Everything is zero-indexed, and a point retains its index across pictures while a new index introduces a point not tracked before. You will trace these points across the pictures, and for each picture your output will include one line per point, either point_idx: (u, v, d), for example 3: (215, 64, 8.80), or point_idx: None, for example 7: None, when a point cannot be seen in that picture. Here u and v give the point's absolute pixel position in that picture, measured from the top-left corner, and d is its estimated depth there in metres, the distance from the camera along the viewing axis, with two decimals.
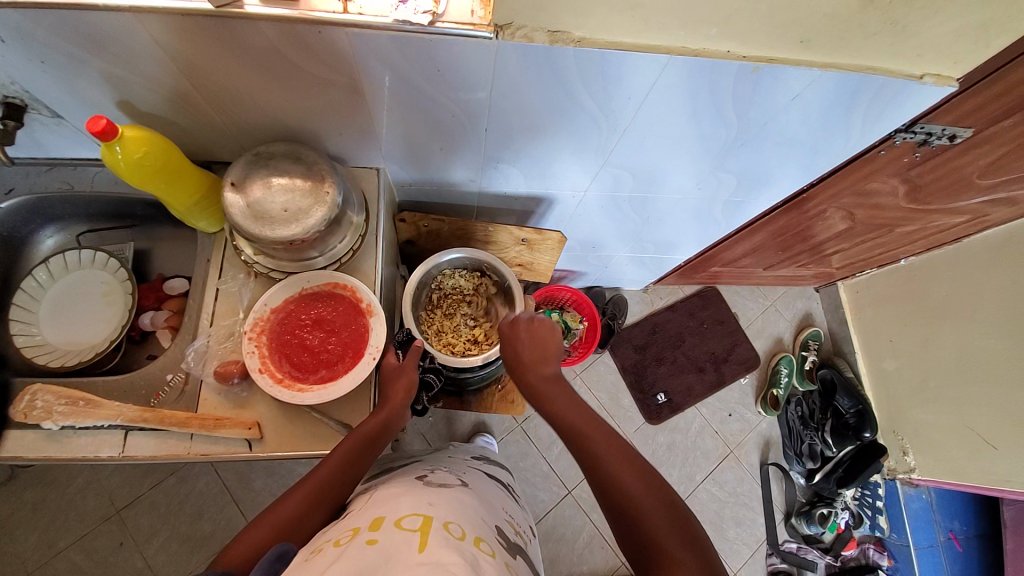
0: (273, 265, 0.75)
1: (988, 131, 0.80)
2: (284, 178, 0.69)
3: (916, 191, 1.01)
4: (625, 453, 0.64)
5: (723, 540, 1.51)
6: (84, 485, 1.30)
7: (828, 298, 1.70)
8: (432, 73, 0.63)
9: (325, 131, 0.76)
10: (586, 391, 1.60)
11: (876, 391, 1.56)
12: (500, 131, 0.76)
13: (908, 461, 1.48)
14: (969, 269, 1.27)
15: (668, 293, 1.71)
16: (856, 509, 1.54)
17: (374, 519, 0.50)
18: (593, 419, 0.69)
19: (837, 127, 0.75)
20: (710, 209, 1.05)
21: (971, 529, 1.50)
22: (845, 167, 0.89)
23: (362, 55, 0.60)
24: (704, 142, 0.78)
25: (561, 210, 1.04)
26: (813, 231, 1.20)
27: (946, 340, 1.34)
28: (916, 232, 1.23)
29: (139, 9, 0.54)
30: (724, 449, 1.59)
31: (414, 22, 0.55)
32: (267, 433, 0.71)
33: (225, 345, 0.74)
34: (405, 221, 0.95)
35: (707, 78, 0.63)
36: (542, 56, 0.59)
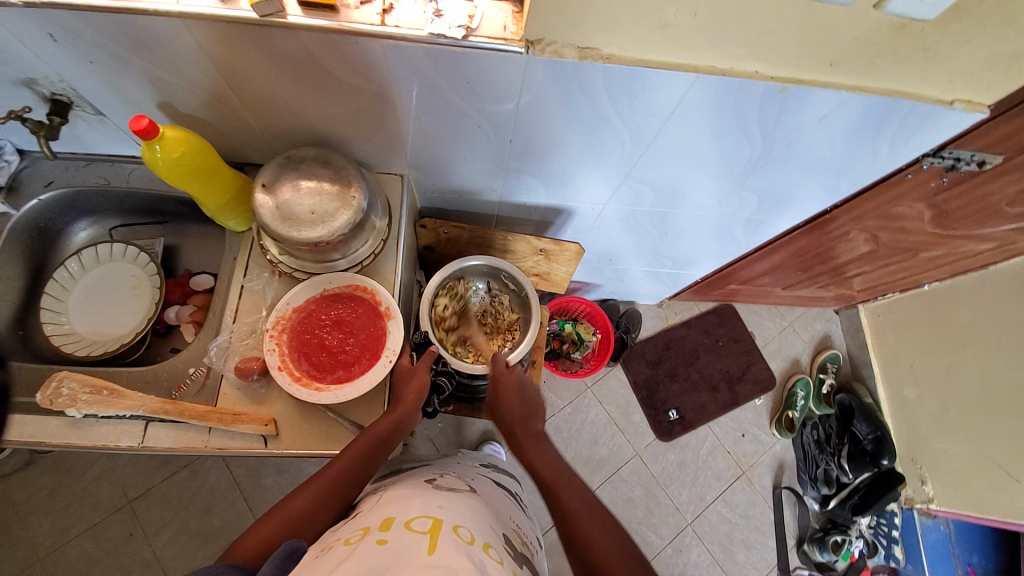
0: (297, 266, 0.77)
1: (1019, 158, 0.79)
2: (313, 181, 0.71)
3: (943, 216, 0.99)
4: (607, 522, 0.67)
5: (731, 564, 1.48)
6: (100, 473, 1.33)
7: (848, 321, 1.67)
8: (460, 85, 0.65)
9: (353, 137, 0.78)
10: (597, 404, 1.59)
11: (895, 418, 1.52)
12: (523, 144, 0.77)
13: (926, 491, 1.44)
14: (996, 297, 1.24)
15: (683, 308, 1.70)
16: (871, 537, 1.51)
17: (384, 520, 0.51)
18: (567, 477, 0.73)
19: (863, 149, 0.74)
20: (729, 226, 1.04)
21: (990, 563, 1.43)
22: (870, 189, 0.88)
23: (394, 66, 0.62)
24: (726, 161, 0.79)
25: (580, 222, 1.05)
26: (833, 252, 1.19)
27: (970, 369, 1.30)
28: (942, 258, 1.20)
29: (184, 15, 0.57)
30: (735, 470, 1.56)
31: (448, 36, 0.56)
32: (282, 430, 0.73)
33: (247, 342, 0.76)
34: (426, 227, 0.97)
35: (733, 98, 0.64)
36: (569, 71, 0.60)
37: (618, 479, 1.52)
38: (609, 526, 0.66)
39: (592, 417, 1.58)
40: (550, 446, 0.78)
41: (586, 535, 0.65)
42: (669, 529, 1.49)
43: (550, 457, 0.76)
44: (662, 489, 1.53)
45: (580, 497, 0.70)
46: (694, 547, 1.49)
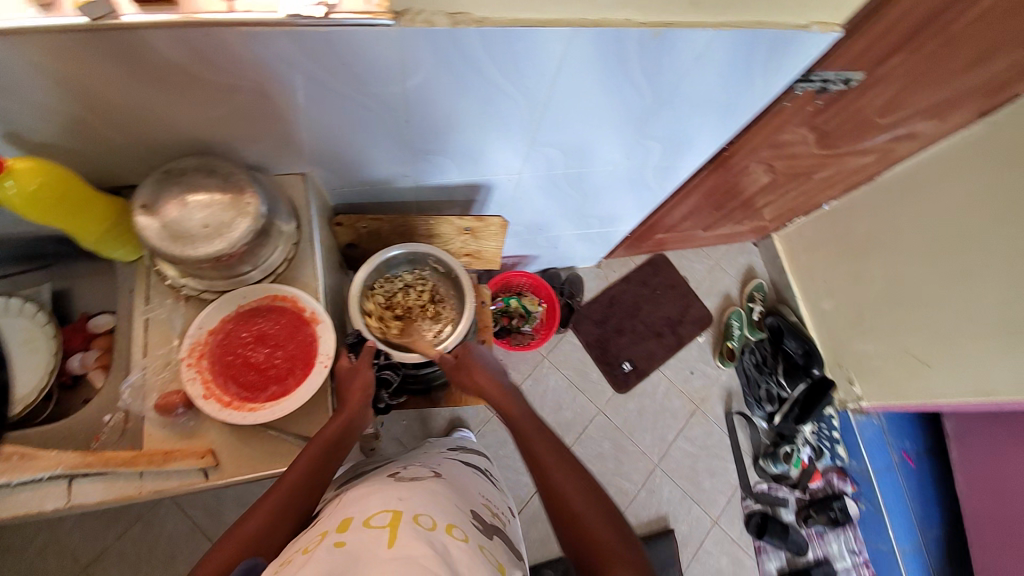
0: (205, 286, 0.72)
1: (877, 72, 0.87)
2: (202, 194, 0.66)
3: (826, 137, 1.08)
4: (574, 466, 0.67)
5: (700, 490, 1.59)
6: (40, 550, 1.21)
7: (766, 250, 1.80)
8: (338, 69, 0.62)
9: (239, 141, 0.73)
10: (555, 371, 1.63)
11: (818, 329, 1.66)
12: (423, 124, 0.76)
13: (855, 392, 1.59)
14: (882, 205, 1.38)
15: (620, 265, 1.76)
16: (815, 442, 1.64)
17: (342, 521, 0.50)
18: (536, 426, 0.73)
19: (742, 83, 0.79)
20: (642, 177, 1.08)
21: (920, 447, 1.60)
22: (758, 121, 0.94)
23: (263, 56, 0.59)
24: (623, 112, 0.81)
25: (501, 195, 1.05)
26: (741, 187, 1.27)
27: (873, 272, 1.43)
28: (833, 177, 1.31)
29: (5, 30, 0.51)
30: (690, 406, 1.66)
31: (306, 15, 0.54)
32: (223, 459, 0.69)
33: (164, 375, 0.71)
34: (342, 225, 0.94)
35: (612, 48, 0.65)
36: (447, 40, 0.59)
37: (586, 438, 1.58)
38: (573, 465, 0.67)
39: (552, 384, 1.61)
40: (517, 399, 0.78)
41: (551, 477, 0.66)
42: (640, 472, 1.57)
43: (518, 404, 0.77)
44: (628, 438, 1.60)
45: (543, 442, 0.70)
46: (665, 484, 1.58)
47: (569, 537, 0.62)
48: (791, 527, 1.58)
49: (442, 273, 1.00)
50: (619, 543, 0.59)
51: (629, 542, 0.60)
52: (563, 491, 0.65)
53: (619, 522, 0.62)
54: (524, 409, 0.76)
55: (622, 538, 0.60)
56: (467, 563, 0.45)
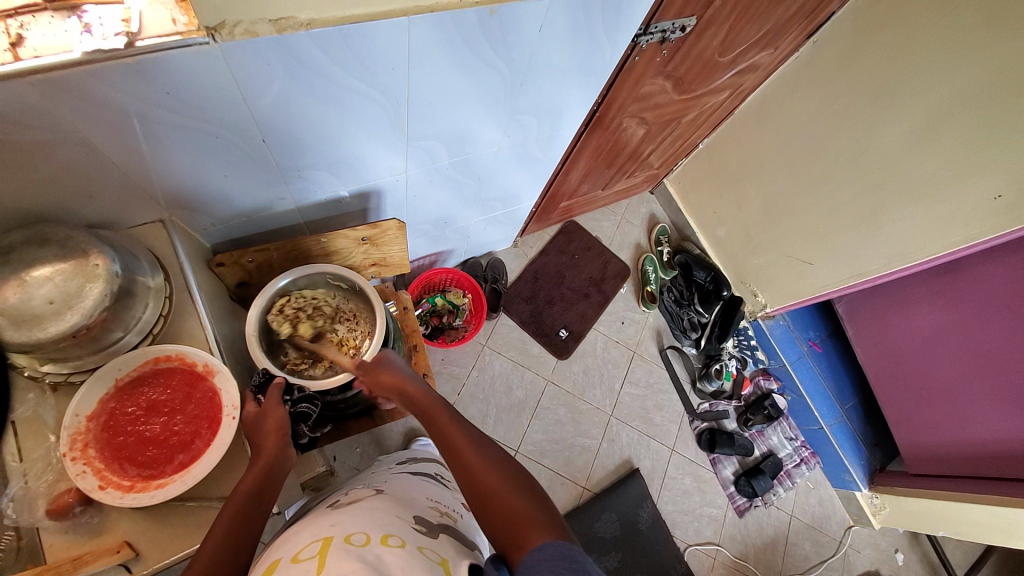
0: (72, 367, 0.65)
1: (707, 15, 0.94)
2: (39, 267, 0.58)
3: (681, 82, 1.16)
4: (498, 457, 0.65)
5: (654, 427, 1.70)
6: None
7: (663, 196, 1.92)
8: (166, 100, 0.57)
9: (74, 203, 0.65)
10: (497, 355, 1.65)
11: (720, 256, 1.81)
12: (284, 141, 0.72)
13: (760, 301, 1.75)
14: (746, 133, 1.51)
15: (535, 240, 1.80)
16: (739, 353, 1.84)
17: (271, 564, 0.47)
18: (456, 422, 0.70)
19: (590, 45, 0.82)
20: (528, 151, 1.10)
21: (823, 331, 1.77)
22: (617, 78, 0.99)
23: (72, 103, 0.52)
24: (487, 92, 0.82)
25: (393, 197, 1.02)
26: (623, 142, 1.33)
27: (752, 195, 1.58)
28: (700, 117, 1.42)
29: None
30: (629, 354, 1.76)
31: (107, 49, 0.48)
32: (143, 546, 0.63)
33: (48, 478, 0.63)
34: (224, 264, 0.86)
35: (454, 30, 0.65)
36: (277, 49, 0.56)
37: (542, 410, 1.62)
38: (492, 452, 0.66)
39: (498, 368, 1.63)
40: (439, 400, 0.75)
41: (470, 465, 0.64)
42: (598, 427, 1.65)
43: (437, 401, 0.75)
44: (580, 399, 1.66)
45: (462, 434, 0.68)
46: (623, 431, 1.66)
47: (489, 519, 0.59)
48: (735, 434, 1.76)
49: (346, 288, 0.97)
50: (541, 513, 0.57)
51: (551, 512, 0.58)
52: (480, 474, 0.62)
53: (535, 496, 0.60)
54: (443, 405, 0.74)
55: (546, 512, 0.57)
56: (401, 567, 0.45)
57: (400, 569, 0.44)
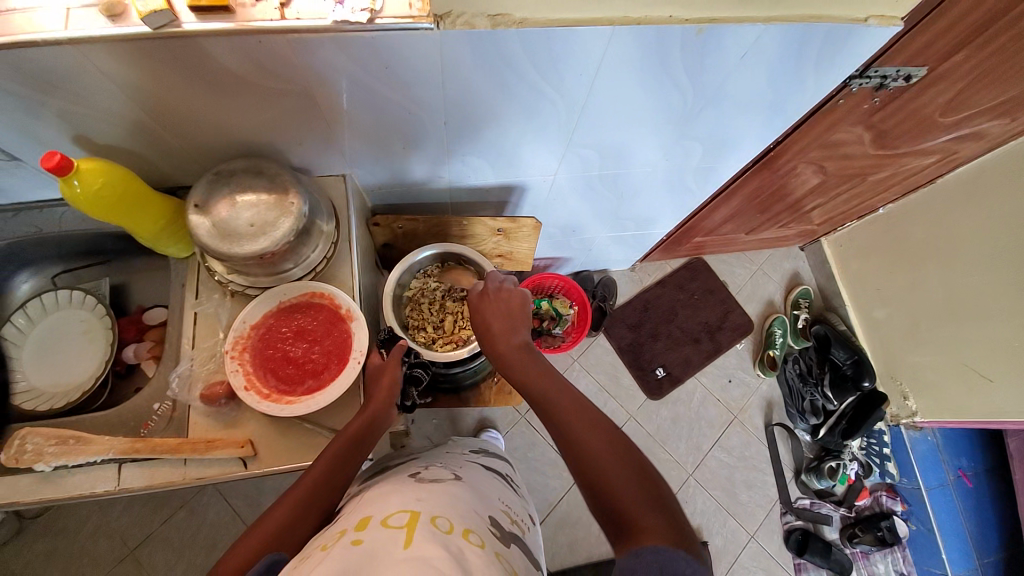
0: (249, 282, 0.76)
1: (942, 68, 0.81)
2: (248, 195, 0.69)
3: (882, 137, 1.02)
4: (601, 427, 0.62)
5: (737, 504, 1.53)
6: (96, 528, 1.30)
7: (813, 256, 1.71)
8: (380, 72, 0.63)
9: (283, 144, 0.76)
10: (586, 374, 1.61)
11: (870, 340, 1.57)
12: (460, 125, 0.76)
13: (910, 406, 1.51)
14: (946, 209, 1.28)
15: (655, 269, 1.72)
16: (864, 458, 1.55)
17: (361, 520, 0.51)
18: (555, 381, 0.67)
19: (791, 81, 0.75)
20: (681, 179, 1.05)
21: (978, 464, 1.53)
22: (807, 120, 0.90)
23: (308, 61, 0.60)
24: (662, 112, 0.79)
25: (535, 197, 1.04)
26: (787, 189, 1.21)
27: (933, 280, 1.34)
28: (890, 179, 1.24)
29: (76, 39, 0.54)
30: (727, 416, 1.60)
31: (353, 21, 0.55)
32: (260, 449, 0.72)
33: (208, 366, 0.75)
34: (379, 225, 0.96)
35: (654, 46, 0.64)
36: (487, 41, 0.59)
37: None
38: (597, 423, 0.62)
39: (583, 388, 1.59)
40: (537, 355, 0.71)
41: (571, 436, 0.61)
42: (673, 482, 1.53)
43: (537, 361, 0.70)
44: (661, 446, 1.56)
45: (564, 405, 0.64)
46: (699, 495, 1.52)
47: (591, 494, 0.58)
48: (834, 546, 1.49)
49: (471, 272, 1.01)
50: (648, 505, 0.55)
51: (659, 498, 0.56)
52: (586, 452, 0.59)
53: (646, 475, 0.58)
54: (544, 367, 0.69)
55: (655, 501, 0.55)
56: (481, 568, 0.45)
57: (479, 568, 0.45)
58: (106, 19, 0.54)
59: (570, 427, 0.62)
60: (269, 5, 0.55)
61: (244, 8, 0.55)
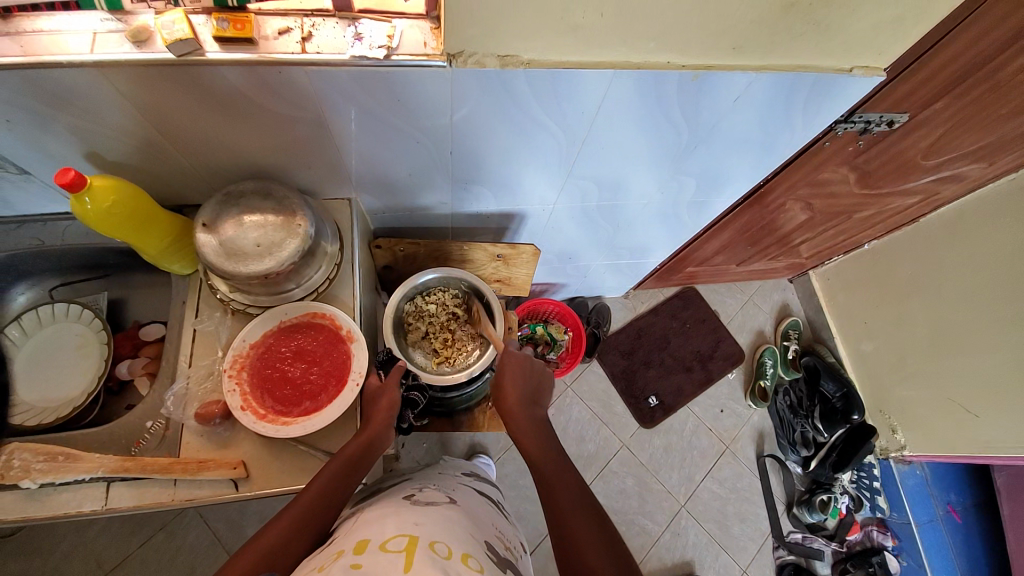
0: (250, 301, 0.76)
1: (922, 115, 0.86)
2: (256, 216, 0.70)
3: (867, 177, 1.07)
4: (597, 524, 0.63)
5: (728, 537, 1.51)
6: (69, 550, 1.25)
7: (802, 288, 1.75)
8: (391, 105, 0.66)
9: (293, 167, 0.78)
10: (579, 401, 1.61)
11: (858, 372, 1.60)
12: (465, 155, 0.79)
13: (898, 440, 1.52)
14: (929, 247, 1.33)
15: (649, 296, 1.75)
16: (855, 491, 1.56)
17: (358, 543, 0.50)
18: (561, 469, 0.70)
19: (781, 123, 0.79)
20: (676, 212, 1.09)
21: (967, 499, 1.53)
22: (796, 159, 0.94)
23: (324, 91, 0.63)
24: (658, 149, 0.82)
25: (533, 224, 1.06)
26: (777, 224, 1.25)
27: (918, 316, 1.38)
28: (874, 217, 1.29)
29: (101, 63, 0.56)
30: (719, 446, 1.60)
31: (370, 57, 0.58)
32: (253, 471, 0.71)
33: (205, 385, 0.74)
34: (381, 248, 0.97)
35: (653, 88, 0.67)
36: (495, 79, 0.62)
37: (609, 473, 1.54)
38: (595, 519, 0.64)
39: (575, 415, 1.59)
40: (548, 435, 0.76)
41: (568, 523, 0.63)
42: (665, 513, 1.51)
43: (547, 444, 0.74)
44: (653, 476, 1.55)
45: (565, 484, 0.68)
46: (691, 527, 1.51)
47: None
48: None
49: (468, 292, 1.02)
50: None
51: None
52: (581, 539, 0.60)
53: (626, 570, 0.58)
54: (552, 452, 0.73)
55: None
56: None
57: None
58: (132, 45, 0.57)
59: (565, 514, 0.64)
60: (290, 39, 0.59)
61: (267, 40, 0.58)
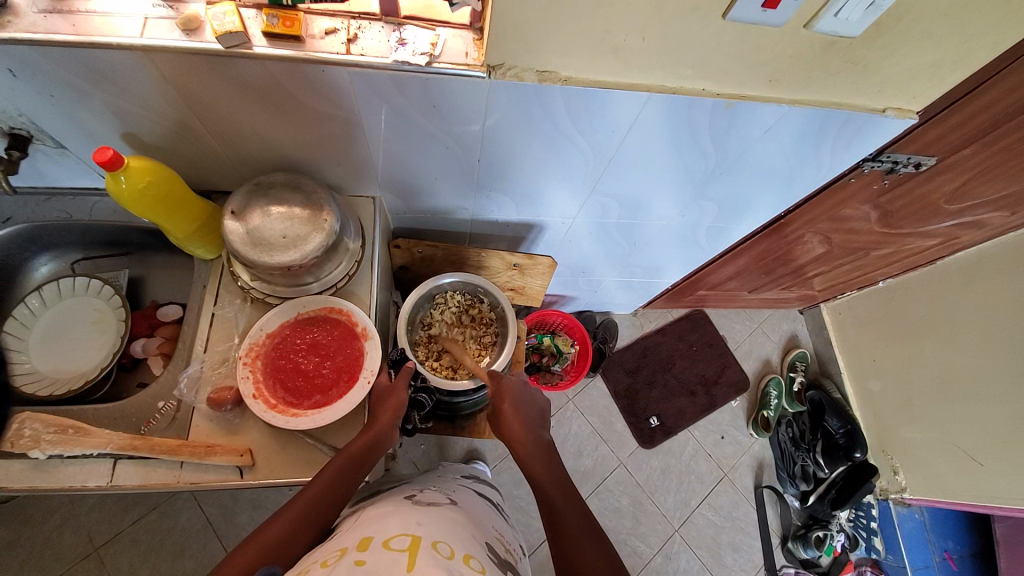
0: (269, 291, 0.77)
1: (950, 160, 0.86)
2: (284, 208, 0.72)
3: (888, 216, 1.06)
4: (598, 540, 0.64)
5: (720, 566, 1.49)
6: (63, 522, 1.26)
7: (813, 320, 1.74)
8: (427, 109, 0.67)
9: (322, 162, 0.79)
10: (579, 416, 1.60)
11: (863, 410, 1.58)
12: (493, 163, 0.80)
13: (899, 481, 1.50)
14: (945, 291, 1.32)
15: (657, 316, 1.74)
16: (851, 531, 1.55)
17: (362, 540, 0.51)
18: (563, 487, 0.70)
19: (808, 157, 0.80)
20: (694, 235, 1.09)
21: (965, 549, 1.50)
22: (820, 193, 0.94)
23: (362, 91, 0.64)
24: (684, 173, 0.83)
25: (551, 236, 1.07)
26: (793, 255, 1.25)
27: (930, 358, 1.37)
28: (892, 255, 1.28)
29: (149, 47, 0.57)
30: (717, 473, 1.59)
31: (412, 63, 0.59)
32: (258, 460, 0.72)
33: (219, 370, 0.75)
34: (400, 248, 0.98)
35: (684, 114, 0.68)
36: (531, 92, 0.63)
37: (605, 490, 1.53)
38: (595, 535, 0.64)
39: (575, 429, 1.58)
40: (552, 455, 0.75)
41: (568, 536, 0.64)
42: (657, 536, 1.50)
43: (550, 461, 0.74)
44: (648, 497, 1.53)
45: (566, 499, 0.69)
46: (683, 553, 1.49)
47: None
48: None
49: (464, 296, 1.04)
50: None
51: None
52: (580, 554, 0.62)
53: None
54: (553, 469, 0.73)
55: None
56: None
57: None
58: (181, 32, 0.58)
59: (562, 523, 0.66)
60: (336, 39, 0.60)
61: (313, 39, 0.60)
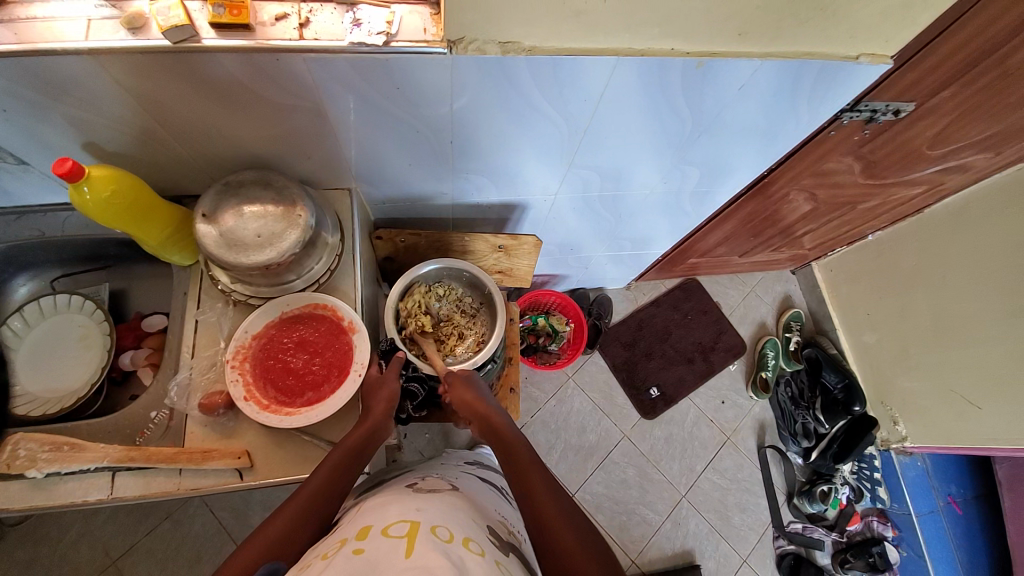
0: (251, 292, 0.76)
1: (928, 104, 0.85)
2: (256, 206, 0.70)
3: (872, 166, 1.05)
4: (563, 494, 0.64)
5: (729, 526, 1.52)
6: (76, 540, 1.27)
7: (805, 279, 1.74)
8: (391, 92, 0.65)
9: (292, 157, 0.77)
10: (580, 392, 1.61)
11: (859, 364, 1.60)
12: (466, 144, 0.78)
13: (899, 431, 1.53)
14: (933, 238, 1.32)
15: (650, 288, 1.74)
16: (855, 482, 1.56)
17: (361, 529, 0.51)
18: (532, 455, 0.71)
19: (785, 113, 0.79)
20: (679, 202, 1.08)
21: (968, 491, 1.54)
22: (801, 148, 0.93)
23: (323, 79, 0.62)
24: (662, 138, 0.82)
25: (535, 215, 1.06)
26: (780, 215, 1.24)
27: (922, 307, 1.38)
28: (879, 207, 1.28)
29: (97, 50, 0.55)
30: (720, 436, 1.61)
31: (369, 44, 0.57)
32: (256, 460, 0.72)
33: (208, 376, 0.75)
34: (382, 239, 0.97)
35: (657, 78, 0.67)
36: (496, 67, 0.62)
37: (610, 463, 1.54)
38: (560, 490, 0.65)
39: (577, 406, 1.59)
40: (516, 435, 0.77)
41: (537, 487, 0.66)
42: (665, 503, 1.52)
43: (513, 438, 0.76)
44: (654, 466, 1.55)
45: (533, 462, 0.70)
46: (692, 517, 1.52)
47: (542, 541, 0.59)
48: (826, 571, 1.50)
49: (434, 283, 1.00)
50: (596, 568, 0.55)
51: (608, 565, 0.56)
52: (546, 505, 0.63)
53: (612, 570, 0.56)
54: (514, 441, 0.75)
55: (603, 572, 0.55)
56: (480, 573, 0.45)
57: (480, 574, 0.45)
58: (127, 32, 0.56)
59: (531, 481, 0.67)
60: (288, 25, 0.58)
61: (264, 26, 0.57)
